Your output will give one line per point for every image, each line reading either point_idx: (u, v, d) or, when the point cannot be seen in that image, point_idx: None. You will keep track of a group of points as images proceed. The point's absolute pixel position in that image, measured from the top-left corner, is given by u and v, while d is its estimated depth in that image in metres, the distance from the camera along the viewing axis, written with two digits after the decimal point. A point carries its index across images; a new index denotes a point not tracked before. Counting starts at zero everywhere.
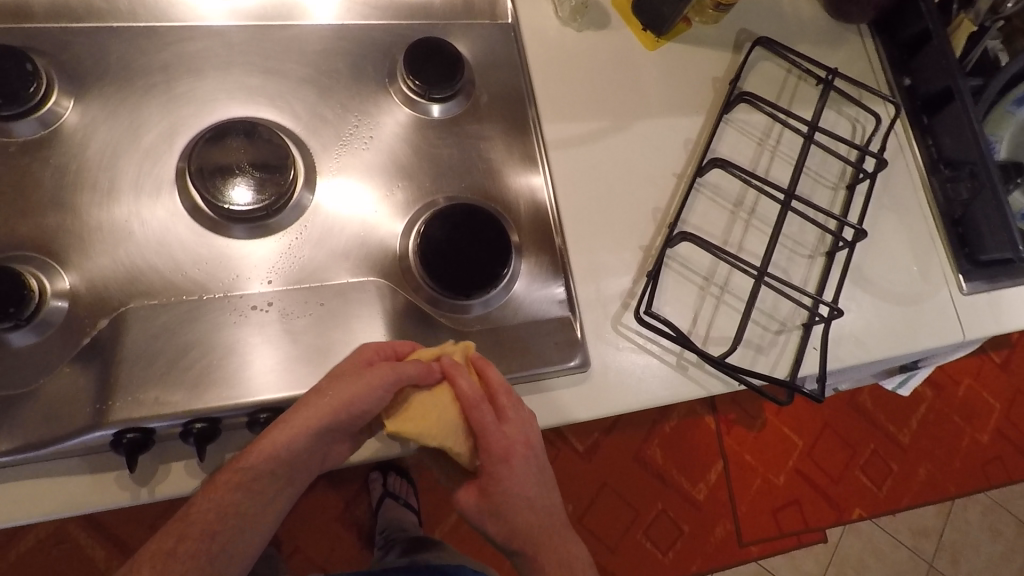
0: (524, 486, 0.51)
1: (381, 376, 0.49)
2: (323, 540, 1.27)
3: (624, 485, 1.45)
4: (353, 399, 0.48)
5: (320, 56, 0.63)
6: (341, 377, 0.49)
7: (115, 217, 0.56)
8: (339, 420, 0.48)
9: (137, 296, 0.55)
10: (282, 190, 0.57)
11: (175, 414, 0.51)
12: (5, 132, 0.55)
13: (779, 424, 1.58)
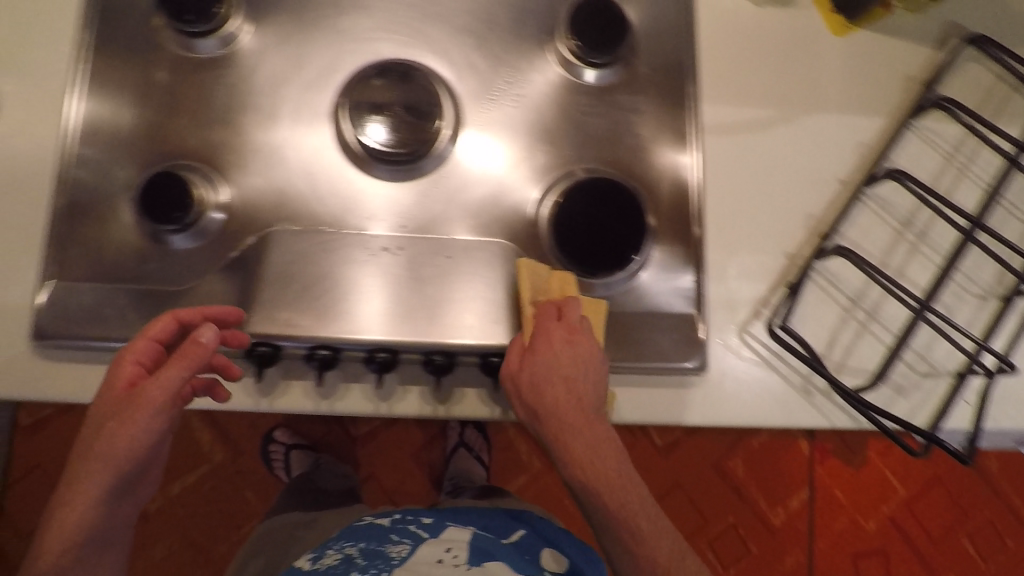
0: (576, 392, 0.52)
1: (146, 409, 0.46)
2: (396, 472, 1.32)
3: (699, 491, 1.39)
4: (125, 441, 0.46)
5: (483, 5, 0.61)
6: (108, 426, 0.46)
7: (273, 141, 0.58)
8: (126, 469, 0.46)
9: (282, 219, 0.57)
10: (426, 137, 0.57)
11: (303, 338, 0.52)
12: (189, 47, 0.58)
13: (883, 466, 1.45)
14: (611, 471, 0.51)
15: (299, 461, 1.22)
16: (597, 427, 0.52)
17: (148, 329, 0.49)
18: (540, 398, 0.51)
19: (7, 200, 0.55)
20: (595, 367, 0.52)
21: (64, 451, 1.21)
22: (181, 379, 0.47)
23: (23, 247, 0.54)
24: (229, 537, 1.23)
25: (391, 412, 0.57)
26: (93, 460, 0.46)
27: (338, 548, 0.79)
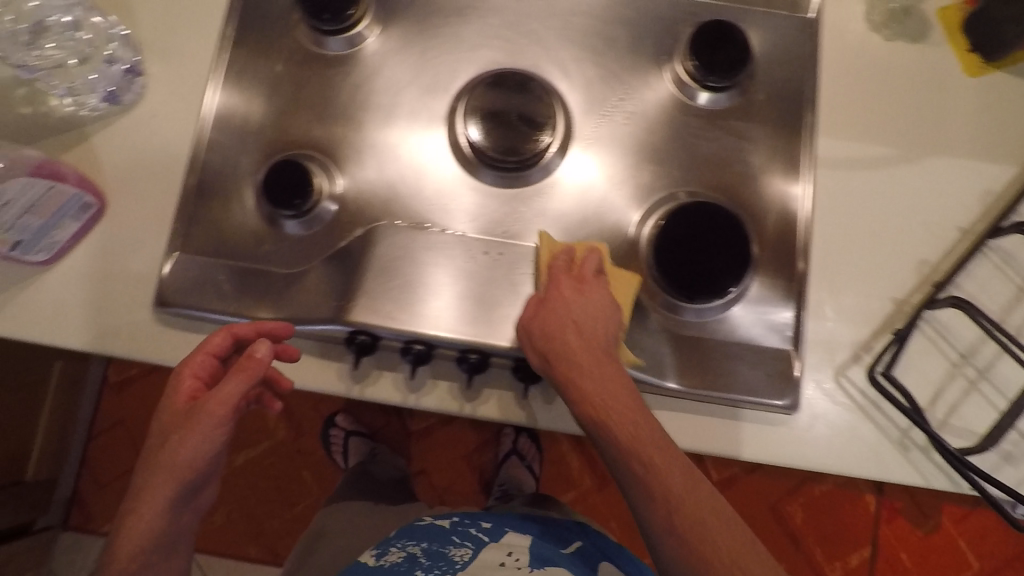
0: (586, 334, 0.51)
1: (209, 423, 0.48)
2: (447, 470, 1.33)
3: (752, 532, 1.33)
4: (188, 454, 0.48)
5: (604, 22, 0.62)
6: (173, 440, 0.48)
7: (388, 139, 0.60)
8: (188, 478, 0.48)
9: (390, 214, 0.59)
10: (537, 147, 0.58)
11: (403, 332, 0.53)
12: (320, 44, 0.61)
13: (956, 535, 1.35)
14: (623, 408, 0.48)
15: (356, 449, 1.24)
16: (609, 367, 0.50)
17: (206, 343, 0.52)
18: (552, 339, 0.51)
19: (146, 175, 0.59)
20: (605, 311, 0.52)
21: (144, 411, 1.28)
22: (239, 393, 0.49)
23: (155, 220, 0.59)
24: (284, 514, 1.27)
25: (474, 413, 0.58)
26: (158, 472, 0.48)
27: (400, 546, 0.80)
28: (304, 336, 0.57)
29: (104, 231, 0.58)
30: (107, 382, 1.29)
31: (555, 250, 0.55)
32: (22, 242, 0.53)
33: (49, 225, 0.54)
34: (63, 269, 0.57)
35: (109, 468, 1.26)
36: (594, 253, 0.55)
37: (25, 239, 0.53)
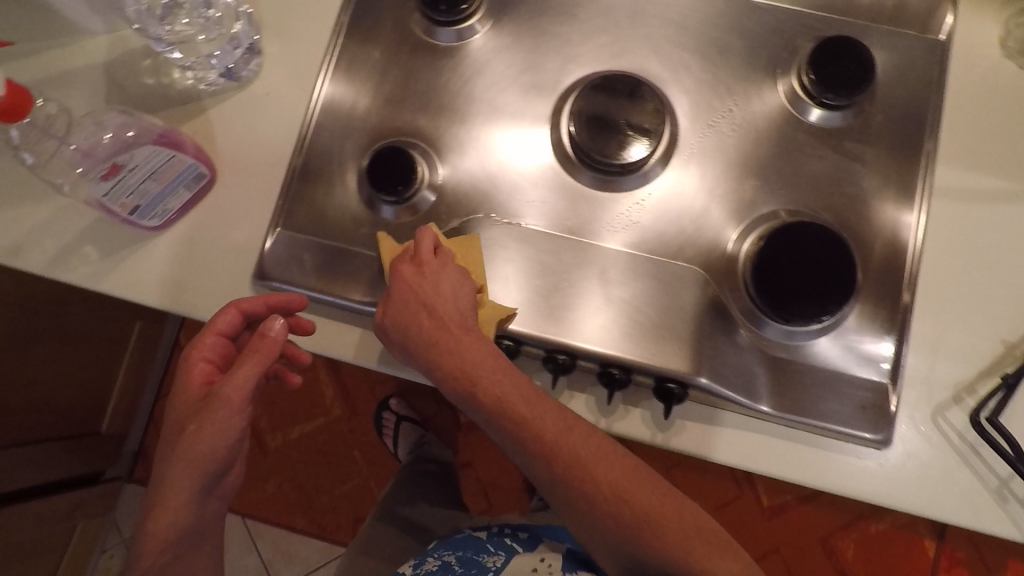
0: (439, 313, 0.52)
1: (230, 407, 0.51)
2: (492, 465, 1.33)
3: (799, 561, 1.31)
4: (213, 440, 0.51)
5: (718, 32, 0.61)
6: (193, 428, 0.51)
7: (490, 134, 0.61)
8: (214, 466, 0.52)
9: (486, 208, 0.59)
10: (639, 154, 0.57)
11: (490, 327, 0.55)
12: (431, 34, 0.62)
13: None
14: (487, 375, 0.50)
15: (406, 434, 1.26)
16: (467, 334, 0.52)
17: (214, 325, 0.54)
18: (406, 324, 0.52)
19: (255, 151, 0.61)
20: (454, 283, 0.52)
21: None
22: (256, 373, 0.52)
23: (261, 195, 0.61)
24: (332, 490, 1.30)
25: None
26: (182, 463, 0.51)
27: (436, 555, 0.83)
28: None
29: (212, 202, 0.61)
30: (178, 346, 1.35)
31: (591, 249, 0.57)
32: (140, 207, 0.56)
33: (165, 192, 0.56)
34: (172, 236, 0.60)
35: None
36: (428, 231, 0.55)
37: (143, 204, 0.56)
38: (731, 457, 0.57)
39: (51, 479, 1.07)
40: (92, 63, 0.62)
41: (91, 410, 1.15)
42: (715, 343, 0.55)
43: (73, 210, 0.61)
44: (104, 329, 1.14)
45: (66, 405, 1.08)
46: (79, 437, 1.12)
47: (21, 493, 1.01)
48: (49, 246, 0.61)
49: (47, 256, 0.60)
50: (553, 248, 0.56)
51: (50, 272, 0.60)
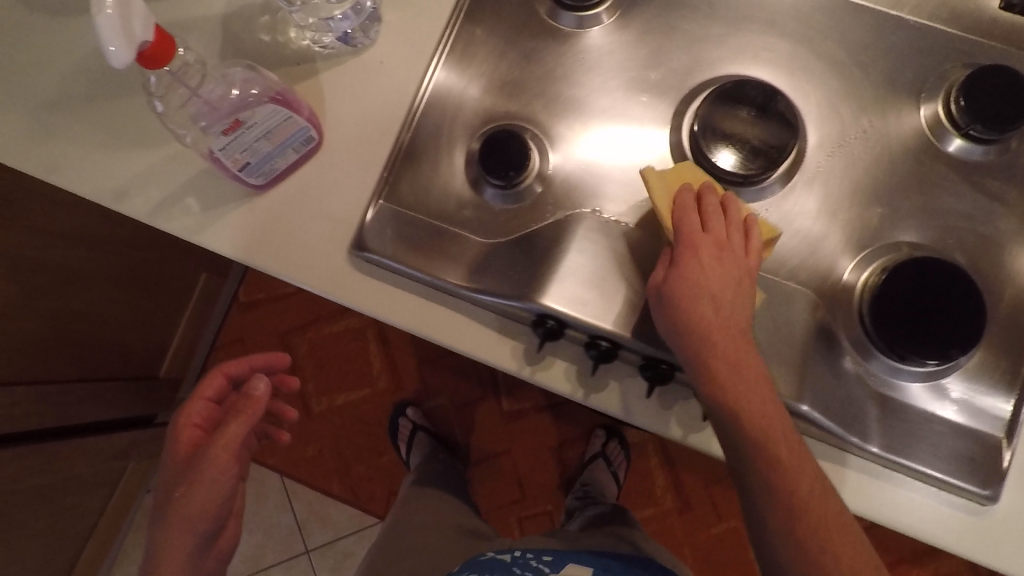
0: (722, 311, 0.50)
1: (225, 462, 0.55)
2: (530, 458, 1.32)
3: None
4: (208, 495, 0.55)
5: (860, 46, 0.58)
6: (190, 483, 0.55)
7: (605, 128, 0.59)
8: (206, 521, 0.55)
9: (594, 204, 0.57)
10: (723, 161, 0.56)
11: (593, 325, 0.53)
12: (553, 17, 0.60)
13: None
14: (755, 393, 0.49)
15: (423, 443, 1.26)
16: (745, 346, 0.50)
17: (201, 390, 0.60)
18: (687, 308, 0.50)
19: (363, 120, 0.60)
20: (742, 286, 0.51)
21: (264, 334, 1.40)
22: (245, 430, 0.57)
23: (366, 165, 0.60)
24: (370, 461, 1.33)
25: (640, 421, 0.56)
26: (183, 516, 0.54)
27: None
28: (486, 307, 0.57)
29: (315, 166, 0.60)
30: (237, 300, 1.41)
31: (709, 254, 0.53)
32: (249, 164, 0.55)
33: (275, 152, 0.56)
34: (273, 197, 0.60)
35: None
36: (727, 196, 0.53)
37: (252, 161, 0.55)
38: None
39: (116, 416, 1.14)
40: (212, 14, 0.62)
41: (152, 354, 1.20)
42: (819, 373, 0.53)
43: (179, 160, 0.61)
44: (171, 277, 1.18)
45: (132, 345, 1.13)
46: (143, 379, 1.19)
47: (87, 424, 1.09)
48: (153, 194, 0.61)
49: (150, 204, 0.61)
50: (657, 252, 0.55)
51: (152, 221, 0.61)
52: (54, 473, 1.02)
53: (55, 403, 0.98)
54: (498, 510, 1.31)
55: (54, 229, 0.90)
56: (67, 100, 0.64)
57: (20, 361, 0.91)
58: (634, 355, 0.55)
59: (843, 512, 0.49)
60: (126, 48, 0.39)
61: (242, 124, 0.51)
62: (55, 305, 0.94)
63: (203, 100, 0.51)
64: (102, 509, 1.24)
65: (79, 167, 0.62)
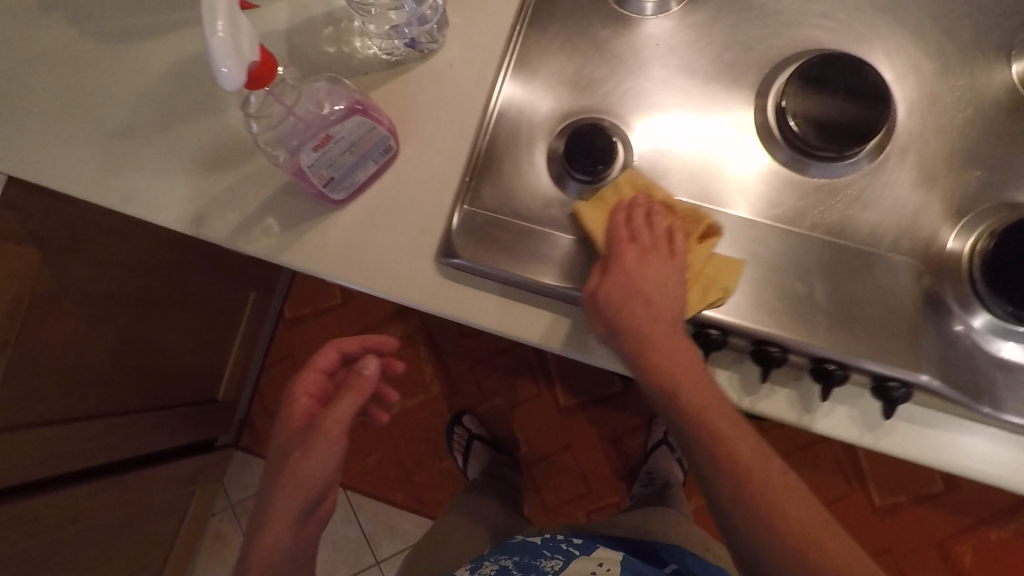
0: (655, 304, 0.50)
1: (332, 440, 0.55)
2: (591, 451, 1.38)
3: (912, 564, 1.35)
4: (314, 470, 0.54)
5: (945, 6, 0.56)
6: (299, 455, 0.55)
7: (688, 113, 0.57)
8: (311, 495, 0.55)
9: (682, 192, 0.56)
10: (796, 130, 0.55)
11: (699, 314, 0.53)
12: (623, 5, 0.59)
13: None
14: (693, 381, 0.50)
15: (478, 454, 1.33)
16: (680, 337, 0.51)
17: (316, 361, 0.60)
18: (619, 305, 0.50)
19: (440, 125, 0.60)
20: (675, 277, 0.51)
21: (312, 348, 1.46)
22: (354, 408, 0.56)
23: (447, 171, 0.59)
24: (432, 467, 1.40)
25: (750, 407, 0.57)
26: (289, 489, 0.54)
27: (493, 560, 0.88)
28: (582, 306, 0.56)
29: (394, 175, 0.59)
30: (283, 317, 1.47)
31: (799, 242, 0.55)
32: (333, 179, 0.54)
33: (356, 164, 0.55)
34: (354, 210, 0.59)
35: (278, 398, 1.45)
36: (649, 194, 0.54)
37: (336, 176, 0.54)
38: (900, 450, 0.56)
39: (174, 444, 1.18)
40: (275, 31, 0.62)
41: (207, 378, 1.23)
42: (931, 341, 0.53)
43: (255, 179, 0.61)
44: (221, 301, 1.19)
45: (190, 371, 1.16)
46: (201, 404, 1.23)
47: (148, 455, 1.13)
48: (232, 217, 0.61)
49: (229, 226, 0.61)
50: (756, 241, 0.55)
51: (233, 244, 0.61)
52: (127, 503, 1.05)
53: (124, 436, 1.02)
54: (564, 506, 1.37)
55: (115, 264, 0.91)
56: (137, 130, 0.64)
57: (92, 396, 0.94)
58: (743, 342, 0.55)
59: (816, 507, 0.48)
60: (236, 70, 0.40)
61: (331, 138, 0.50)
62: (119, 340, 0.96)
63: (292, 113, 0.51)
64: (176, 534, 1.27)
65: (155, 195, 0.62)
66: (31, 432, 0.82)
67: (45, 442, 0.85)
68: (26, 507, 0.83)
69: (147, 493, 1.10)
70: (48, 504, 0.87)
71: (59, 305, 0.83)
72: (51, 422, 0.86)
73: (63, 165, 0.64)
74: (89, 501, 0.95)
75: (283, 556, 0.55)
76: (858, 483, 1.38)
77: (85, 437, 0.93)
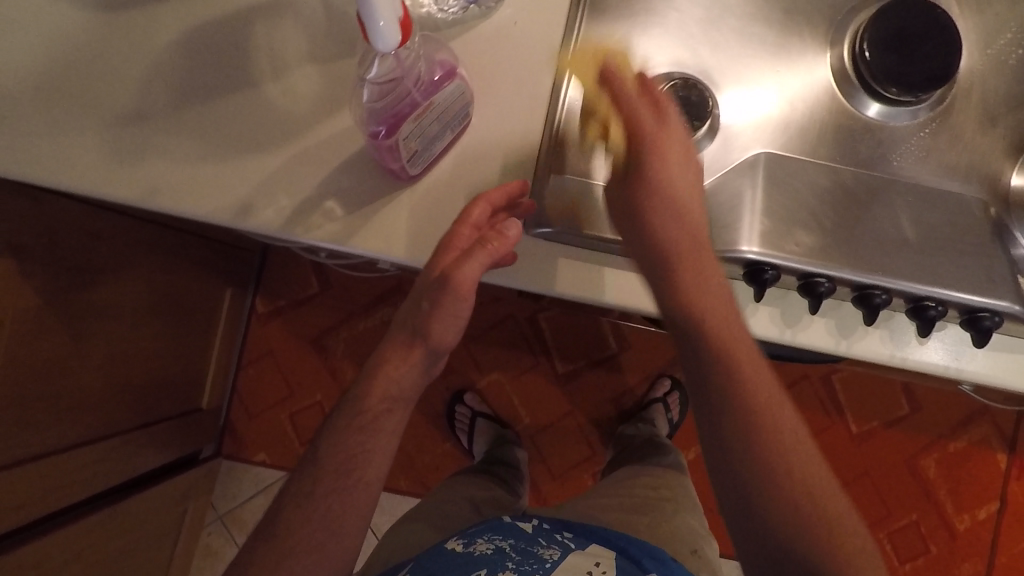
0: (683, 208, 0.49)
1: (461, 299, 0.47)
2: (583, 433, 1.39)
3: (885, 482, 1.48)
4: (444, 327, 0.48)
5: None
6: (427, 308, 0.48)
7: (761, 65, 0.57)
8: (433, 351, 0.50)
9: (768, 145, 0.57)
10: (868, 64, 0.55)
11: (806, 265, 0.53)
12: None
13: None
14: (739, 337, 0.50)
15: (482, 431, 1.33)
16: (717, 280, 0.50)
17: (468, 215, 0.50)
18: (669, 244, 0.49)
19: (511, 89, 0.56)
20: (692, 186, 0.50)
21: (293, 343, 1.37)
22: (486, 265, 0.48)
23: (522, 137, 0.56)
24: (434, 450, 1.39)
25: (849, 350, 0.59)
26: (417, 338, 0.49)
27: (487, 539, 0.84)
28: None
29: (466, 145, 0.56)
30: (255, 313, 1.37)
31: (879, 185, 0.56)
32: (416, 152, 0.49)
33: (438, 133, 0.50)
34: (426, 185, 0.55)
35: (260, 398, 1.36)
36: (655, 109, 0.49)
37: (420, 148, 0.49)
38: (982, 374, 0.58)
39: (163, 462, 1.08)
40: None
41: (188, 386, 1.13)
42: (1009, 273, 0.55)
43: (307, 159, 0.55)
44: (197, 300, 1.09)
45: (172, 381, 1.05)
46: (186, 415, 1.13)
47: (137, 479, 1.02)
48: (284, 202, 0.54)
49: (283, 214, 0.54)
50: (843, 187, 0.56)
51: (289, 233, 0.54)
52: (125, 533, 0.95)
53: (115, 459, 0.91)
54: (572, 470, 1.38)
55: (94, 270, 0.80)
56: (152, 109, 0.55)
57: (83, 421, 0.83)
58: (843, 290, 0.56)
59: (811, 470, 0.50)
60: (391, 22, 0.40)
61: (430, 107, 0.47)
62: (105, 356, 0.85)
63: (401, 87, 0.45)
64: (171, 556, 1.17)
65: (187, 183, 0.54)
66: (20, 470, 0.71)
67: (38, 480, 0.75)
68: (24, 554, 0.72)
69: (143, 519, 1.00)
70: (44, 547, 0.76)
71: (40, 321, 0.71)
72: (39, 455, 0.75)
73: (63, 154, 0.54)
74: (89, 538, 0.85)
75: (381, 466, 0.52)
76: (838, 413, 1.49)
77: (80, 467, 0.82)
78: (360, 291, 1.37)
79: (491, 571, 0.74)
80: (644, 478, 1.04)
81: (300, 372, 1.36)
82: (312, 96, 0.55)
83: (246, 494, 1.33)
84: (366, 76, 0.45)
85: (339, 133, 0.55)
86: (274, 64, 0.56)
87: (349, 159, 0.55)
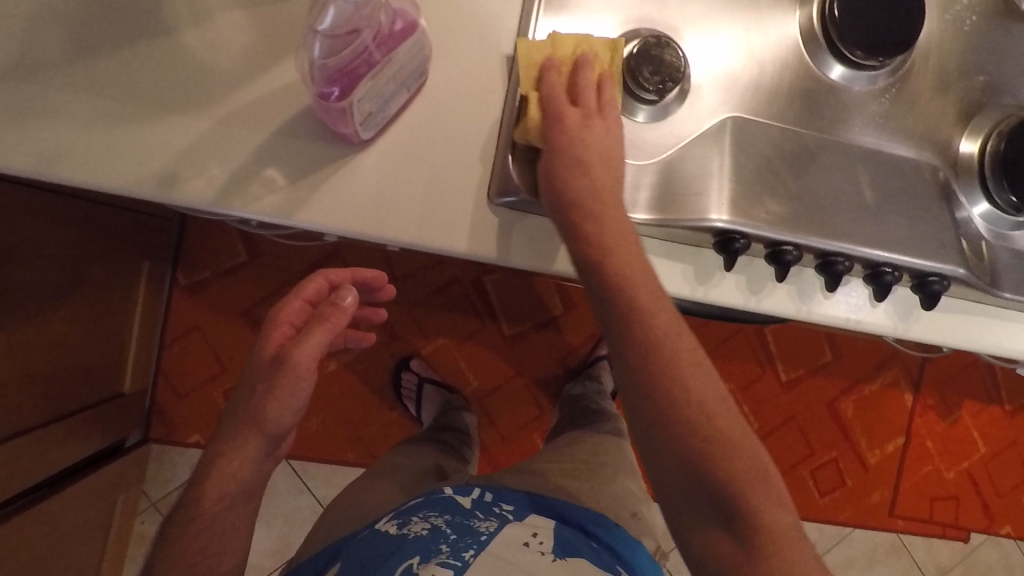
0: None
1: (299, 377, 0.49)
2: (528, 395, 1.40)
3: (809, 424, 1.59)
4: (278, 412, 0.50)
5: None
6: (262, 391, 0.49)
7: (731, 23, 0.55)
8: (270, 436, 0.50)
9: (737, 108, 0.55)
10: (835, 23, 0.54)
11: (776, 235, 0.53)
12: None
13: (970, 424, 1.63)
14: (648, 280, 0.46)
15: (430, 397, 1.30)
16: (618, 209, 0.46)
17: (303, 290, 0.54)
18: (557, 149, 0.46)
19: (469, 46, 0.52)
20: None
21: (220, 316, 1.27)
22: (322, 345, 0.51)
23: (481, 100, 0.52)
24: (379, 420, 1.35)
25: (809, 314, 0.60)
26: (250, 425, 0.50)
27: (422, 517, 0.79)
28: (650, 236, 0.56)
29: (422, 108, 0.51)
30: (176, 284, 1.26)
31: (842, 150, 0.56)
32: (370, 114, 0.44)
33: (393, 93, 0.45)
34: (378, 151, 0.50)
35: (187, 376, 1.27)
36: None
37: (373, 110, 0.44)
38: (923, 333, 0.61)
39: (84, 455, 0.99)
40: None
41: (106, 370, 1.03)
42: (956, 237, 0.57)
43: (236, 123, 0.48)
44: (110, 275, 0.98)
45: (88, 366, 0.96)
46: (105, 402, 1.03)
47: (56, 475, 0.93)
48: (216, 171, 0.48)
49: (213, 186, 0.48)
50: (808, 152, 0.55)
51: (223, 207, 0.48)
52: (47, 536, 0.86)
53: (29, 457, 0.82)
54: (520, 431, 1.39)
55: None
56: (44, 61, 0.46)
57: None
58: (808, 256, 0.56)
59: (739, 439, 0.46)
60: None
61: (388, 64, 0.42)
62: (7, 346, 0.75)
63: (358, 41, 0.40)
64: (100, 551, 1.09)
65: (93, 151, 0.47)
66: None
67: None
68: None
69: (66, 518, 0.92)
70: None
71: None
72: None
73: None
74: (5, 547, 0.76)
75: (240, 496, 0.51)
76: (770, 363, 1.56)
77: None
78: (293, 257, 1.29)
79: (424, 558, 0.71)
80: (584, 444, 1.05)
81: (230, 346, 1.28)
82: (242, 49, 0.48)
83: (179, 478, 1.26)
84: (316, 27, 0.39)
85: (276, 91, 0.48)
86: (195, 8, 0.48)
87: (291, 122, 0.49)
